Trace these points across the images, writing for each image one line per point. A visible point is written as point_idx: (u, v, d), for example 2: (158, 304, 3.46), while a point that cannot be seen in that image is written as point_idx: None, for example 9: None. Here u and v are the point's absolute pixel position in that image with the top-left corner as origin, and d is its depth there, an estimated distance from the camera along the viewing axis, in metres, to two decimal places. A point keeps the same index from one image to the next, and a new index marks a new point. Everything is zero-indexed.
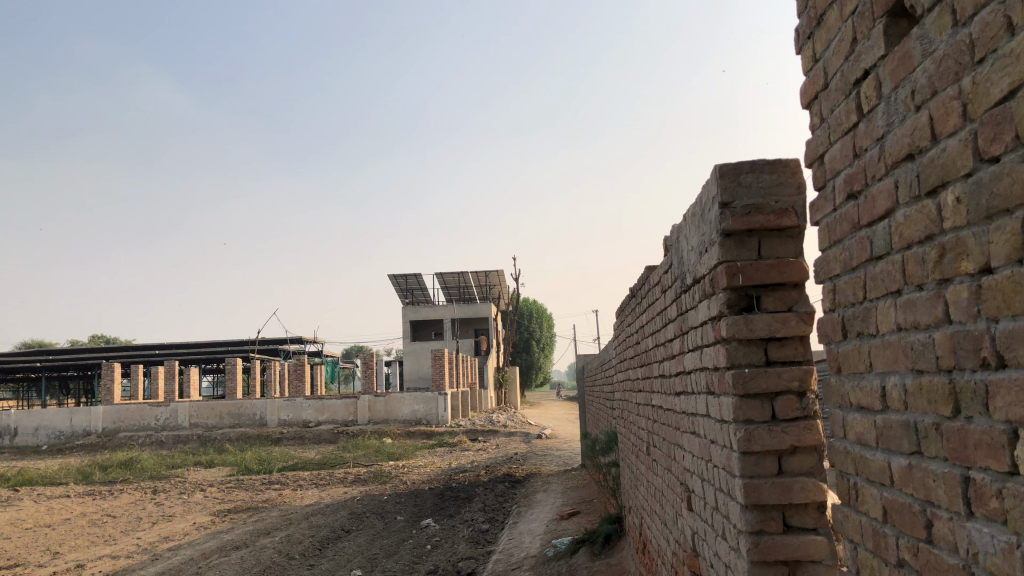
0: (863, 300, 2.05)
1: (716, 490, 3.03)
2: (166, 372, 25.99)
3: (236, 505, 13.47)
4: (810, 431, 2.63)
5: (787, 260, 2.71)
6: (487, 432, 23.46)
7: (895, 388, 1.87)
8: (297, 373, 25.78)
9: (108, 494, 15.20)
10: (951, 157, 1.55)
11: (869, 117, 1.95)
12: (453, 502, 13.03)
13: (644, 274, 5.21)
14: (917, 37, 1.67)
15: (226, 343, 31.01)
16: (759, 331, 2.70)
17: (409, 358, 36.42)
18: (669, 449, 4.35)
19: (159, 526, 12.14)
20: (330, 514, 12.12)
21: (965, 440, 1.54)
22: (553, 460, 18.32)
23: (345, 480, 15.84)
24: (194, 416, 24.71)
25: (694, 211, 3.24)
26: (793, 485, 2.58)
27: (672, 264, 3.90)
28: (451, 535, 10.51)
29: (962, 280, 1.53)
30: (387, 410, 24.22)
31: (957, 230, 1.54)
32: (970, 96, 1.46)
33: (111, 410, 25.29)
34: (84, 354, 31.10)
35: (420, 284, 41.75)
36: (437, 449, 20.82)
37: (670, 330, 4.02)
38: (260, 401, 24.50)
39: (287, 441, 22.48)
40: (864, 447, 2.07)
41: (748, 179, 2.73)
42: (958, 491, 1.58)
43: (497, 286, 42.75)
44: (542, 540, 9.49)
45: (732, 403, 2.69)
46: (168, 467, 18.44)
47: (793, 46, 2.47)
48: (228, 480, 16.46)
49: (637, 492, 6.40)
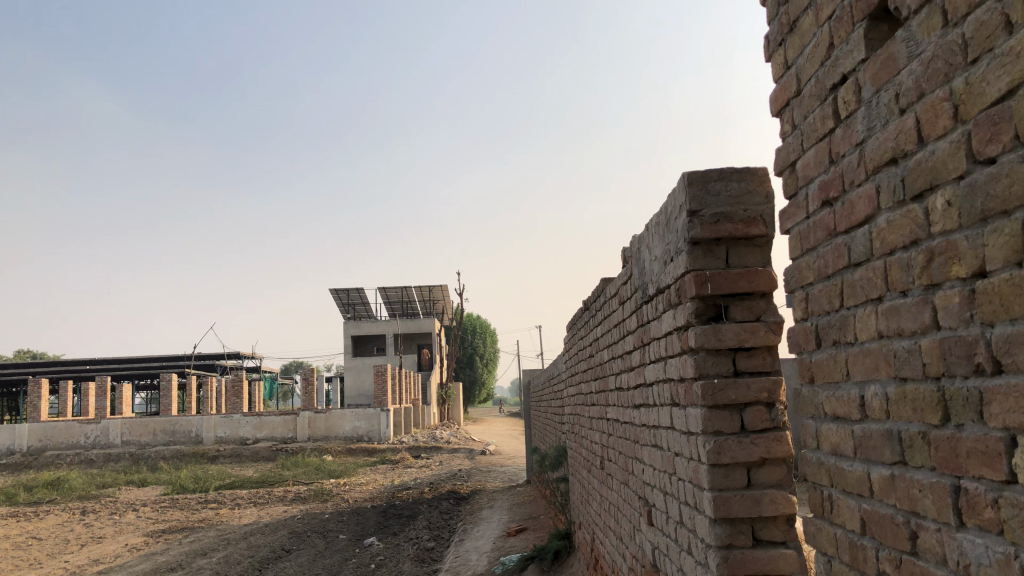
0: (838, 308, 2.03)
1: (681, 503, 2.98)
2: (97, 387, 25.10)
3: (170, 525, 13.02)
4: (779, 442, 2.60)
5: (755, 269, 2.69)
6: (430, 449, 23.19)
7: (874, 396, 1.84)
8: (235, 389, 25.17)
9: (33, 515, 14.55)
10: (940, 159, 1.53)
11: (847, 121, 1.94)
12: (397, 519, 12.81)
13: (600, 284, 5.19)
14: (902, 40, 1.67)
15: (161, 358, 30.13)
16: (728, 341, 2.66)
17: (350, 374, 35.88)
18: (627, 462, 4.30)
19: (89, 548, 11.64)
20: (269, 534, 11.79)
21: (956, 450, 1.51)
22: (497, 477, 18.23)
23: (285, 499, 15.46)
24: (126, 434, 23.91)
25: (658, 220, 3.20)
26: (762, 498, 2.55)
27: (632, 275, 3.87)
28: (396, 554, 10.29)
29: (953, 285, 1.51)
30: (328, 427, 23.77)
31: (947, 233, 1.52)
32: (962, 97, 1.46)
33: (36, 427, 24.33)
34: (9, 369, 29.86)
35: (362, 299, 41.29)
36: (379, 466, 20.49)
37: (629, 342, 3.99)
38: (196, 418, 23.83)
39: (223, 459, 21.87)
40: (840, 458, 2.03)
41: (716, 187, 2.71)
42: (948, 501, 1.54)
43: (440, 300, 42.48)
44: (489, 558, 9.35)
45: (701, 415, 2.64)
46: (98, 487, 17.75)
47: (763, 54, 2.45)
48: (162, 499, 15.92)
49: (588, 506, 6.35)
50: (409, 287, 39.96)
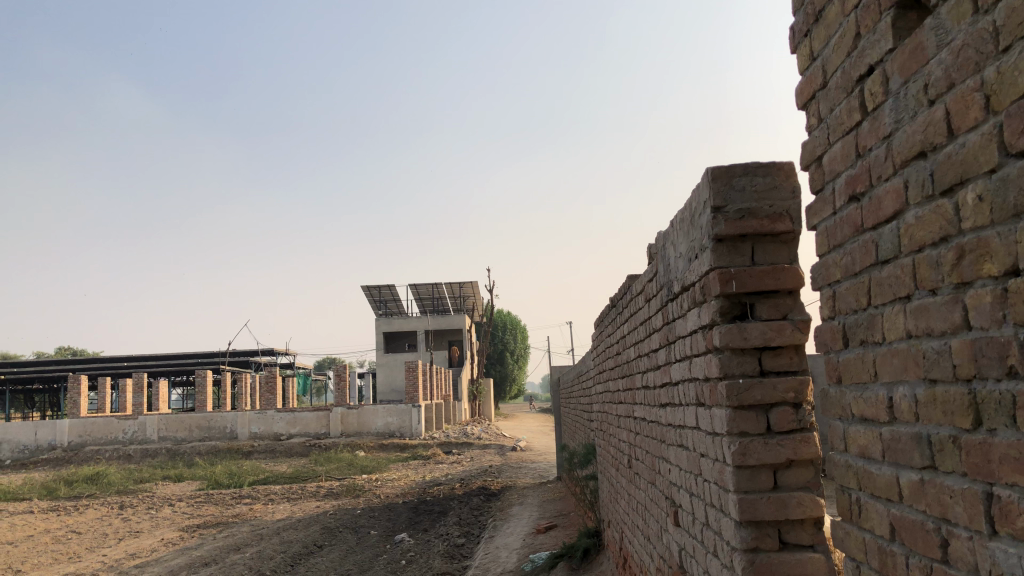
0: (866, 306, 1.96)
1: (707, 505, 2.93)
2: (134, 383, 25.49)
3: (206, 520, 13.18)
4: (806, 443, 2.54)
5: (782, 266, 2.63)
6: (461, 444, 23.25)
7: (903, 398, 1.78)
8: (268, 386, 25.43)
9: (73, 509, 14.82)
10: (971, 152, 1.47)
11: (875, 114, 1.87)
12: (428, 515, 12.84)
13: (626, 281, 5.12)
14: (932, 28, 1.60)
15: (197, 356, 30.55)
16: (753, 340, 2.60)
17: (382, 370, 36.12)
18: (653, 462, 4.26)
19: (126, 542, 11.83)
20: (302, 529, 11.90)
21: (989, 455, 1.45)
22: (528, 473, 18.23)
23: (318, 494, 15.58)
24: (162, 429, 24.25)
25: (682, 217, 3.16)
26: (788, 500, 2.49)
27: (657, 272, 3.81)
28: (426, 550, 10.30)
29: (986, 284, 1.45)
30: (360, 423, 23.94)
31: (979, 230, 1.46)
32: (994, 87, 1.40)
33: (77, 423, 24.76)
34: (50, 366, 30.45)
35: (393, 295, 41.52)
36: (411, 462, 20.58)
37: (655, 340, 3.94)
38: (230, 414, 24.13)
39: (257, 455, 22.11)
40: (868, 461, 1.97)
41: (741, 182, 2.65)
42: (979, 509, 1.47)
43: (470, 297, 42.57)
44: (519, 554, 9.34)
45: (727, 415, 2.59)
46: (135, 482, 18.03)
47: (789, 45, 2.39)
48: (198, 494, 16.13)
49: (617, 504, 6.28)
50: (440, 284, 40.09)
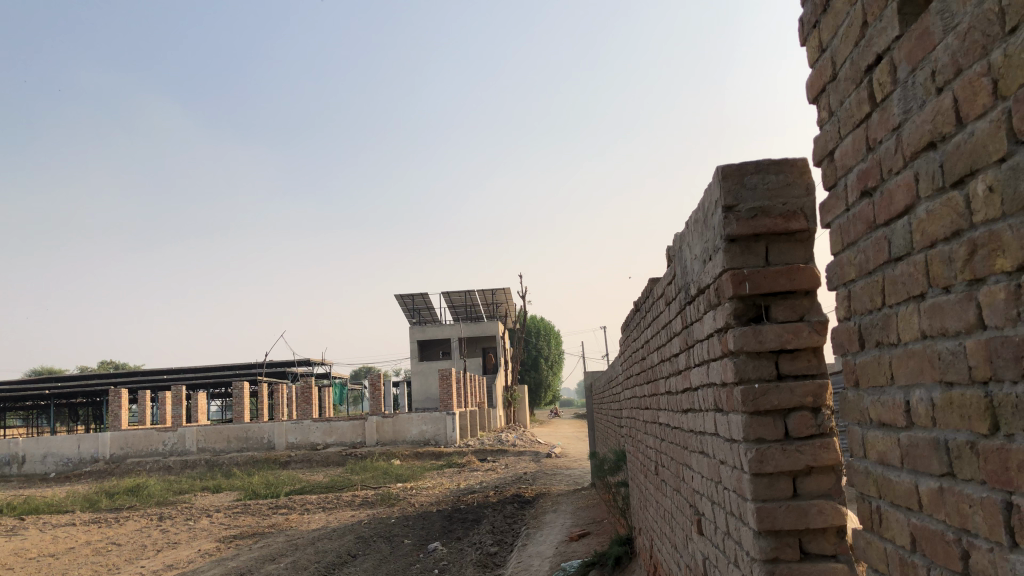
0: (881, 306, 1.88)
1: (727, 514, 2.84)
2: (173, 396, 25.82)
3: (242, 531, 13.27)
4: (826, 449, 2.45)
5: (798, 266, 2.54)
6: (496, 451, 23.17)
7: (920, 402, 1.70)
8: (305, 395, 25.55)
9: (113, 521, 15.00)
10: (979, 142, 1.39)
11: (883, 106, 1.80)
12: (462, 524, 12.79)
13: (647, 286, 5.03)
14: (937, 12, 1.52)
15: (235, 367, 30.86)
16: (769, 343, 2.53)
17: (417, 378, 36.26)
18: (678, 469, 4.17)
19: (164, 553, 11.95)
20: (336, 539, 11.92)
21: (1007, 463, 1.36)
22: (563, 479, 18.13)
23: (353, 503, 15.62)
24: (201, 441, 24.47)
25: (697, 218, 3.07)
26: (809, 509, 2.40)
27: (676, 275, 3.71)
28: (459, 559, 10.22)
29: (999, 279, 1.37)
30: (395, 431, 24.03)
31: (990, 223, 1.38)
32: (1001, 71, 1.32)
33: (118, 435, 25.07)
34: (93, 379, 30.99)
35: (426, 304, 41.66)
36: (446, 470, 20.56)
37: (676, 345, 3.85)
38: (267, 424, 24.30)
39: (294, 465, 22.25)
40: (887, 467, 1.88)
41: (753, 180, 2.58)
42: (1000, 519, 1.39)
43: (503, 303, 42.55)
44: (551, 563, 9.25)
45: (742, 421, 2.52)
46: (175, 493, 18.24)
47: (798, 38, 2.31)
48: (236, 505, 16.25)
49: (646, 513, 6.14)
50: (472, 291, 40.13)
